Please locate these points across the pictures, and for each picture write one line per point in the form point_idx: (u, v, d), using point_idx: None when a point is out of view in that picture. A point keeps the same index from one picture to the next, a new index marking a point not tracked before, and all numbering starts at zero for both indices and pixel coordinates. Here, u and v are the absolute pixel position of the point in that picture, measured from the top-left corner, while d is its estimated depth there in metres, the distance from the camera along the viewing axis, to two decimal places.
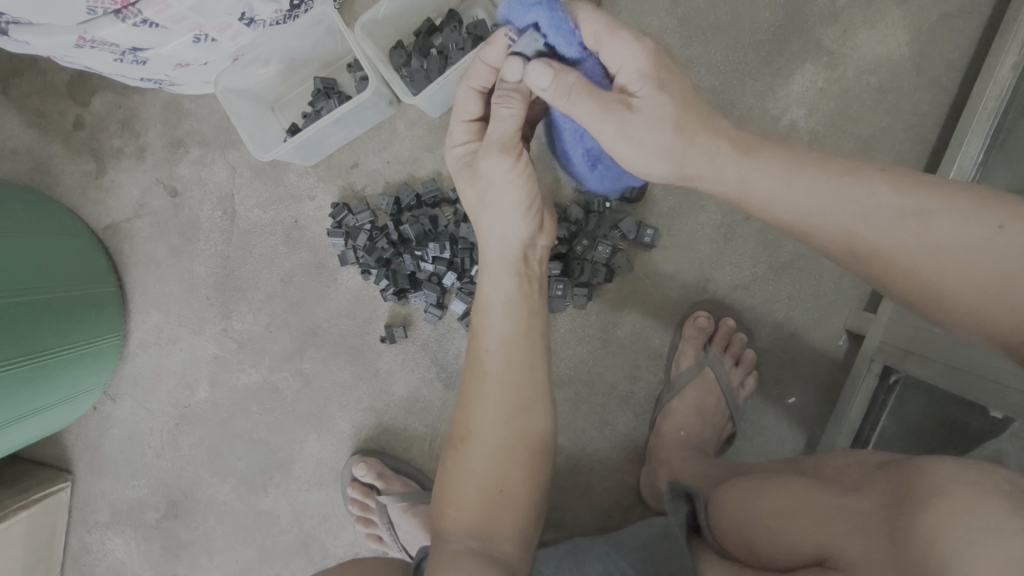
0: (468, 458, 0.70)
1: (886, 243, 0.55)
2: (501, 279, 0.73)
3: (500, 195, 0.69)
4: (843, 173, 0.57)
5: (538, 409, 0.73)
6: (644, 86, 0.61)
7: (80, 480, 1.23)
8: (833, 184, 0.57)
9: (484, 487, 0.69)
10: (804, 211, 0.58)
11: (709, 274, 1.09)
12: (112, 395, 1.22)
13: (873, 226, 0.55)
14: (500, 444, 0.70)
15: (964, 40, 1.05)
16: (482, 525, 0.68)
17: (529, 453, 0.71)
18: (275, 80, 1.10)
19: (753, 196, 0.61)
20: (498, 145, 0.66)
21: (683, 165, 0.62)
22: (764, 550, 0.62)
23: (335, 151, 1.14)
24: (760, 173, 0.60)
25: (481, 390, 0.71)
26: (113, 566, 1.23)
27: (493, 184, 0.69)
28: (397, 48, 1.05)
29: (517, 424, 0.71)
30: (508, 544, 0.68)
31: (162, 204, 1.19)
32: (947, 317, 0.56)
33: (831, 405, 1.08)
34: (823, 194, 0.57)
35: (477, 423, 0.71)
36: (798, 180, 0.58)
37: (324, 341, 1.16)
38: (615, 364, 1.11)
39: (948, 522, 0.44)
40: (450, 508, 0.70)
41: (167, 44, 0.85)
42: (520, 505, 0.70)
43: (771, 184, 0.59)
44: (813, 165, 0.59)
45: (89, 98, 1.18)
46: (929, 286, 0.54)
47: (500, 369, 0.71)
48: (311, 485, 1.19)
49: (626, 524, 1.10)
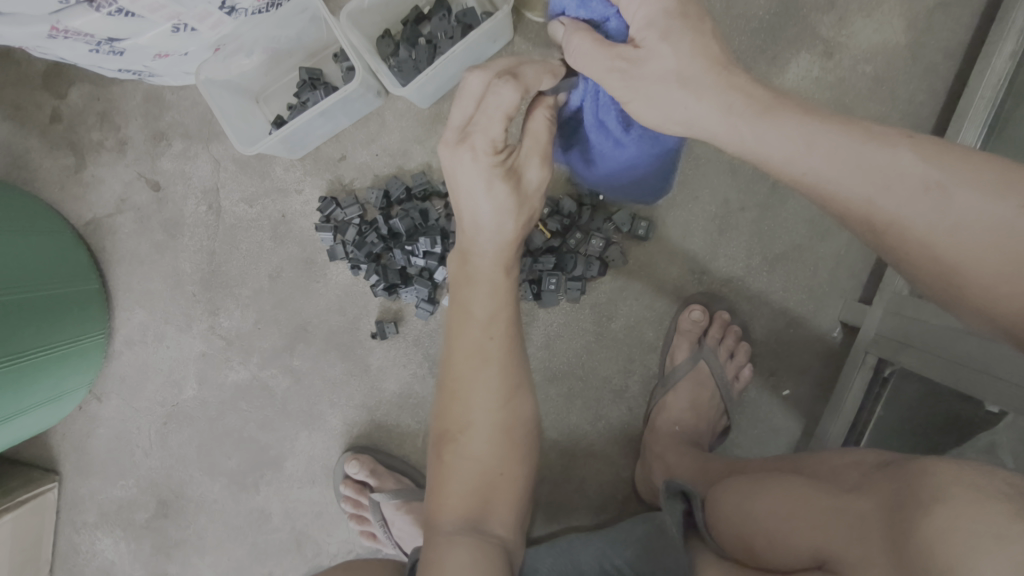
0: (467, 444, 0.69)
1: (905, 214, 0.51)
2: (496, 271, 0.71)
3: (532, 203, 0.71)
4: (867, 137, 0.54)
5: (527, 390, 0.73)
6: (648, 35, 0.62)
7: (68, 480, 1.21)
8: (857, 146, 0.54)
9: (483, 471, 0.69)
10: (823, 172, 0.55)
11: (703, 266, 1.08)
12: (98, 394, 1.19)
13: (894, 195, 0.52)
14: (498, 426, 0.70)
15: (960, 28, 1.04)
16: (478, 510, 0.67)
17: (523, 432, 0.71)
18: (259, 71, 1.07)
19: (769, 156, 0.58)
20: (540, 157, 0.71)
21: (701, 114, 0.61)
22: (763, 553, 0.61)
23: (322, 143, 1.12)
24: (778, 134, 0.57)
25: (478, 373, 0.70)
26: (103, 566, 1.22)
27: (532, 192, 0.71)
28: (383, 37, 1.02)
29: (515, 404, 0.71)
30: (503, 526, 0.68)
31: (144, 198, 1.16)
32: (957, 304, 0.52)
33: (824, 397, 1.07)
34: (846, 154, 0.54)
35: (475, 408, 0.69)
36: (818, 144, 0.55)
37: (314, 337, 1.15)
38: (609, 358, 1.10)
39: (950, 526, 0.43)
40: (446, 498, 0.68)
41: (145, 34, 0.81)
42: (515, 486, 0.70)
43: (789, 149, 0.56)
44: (835, 128, 0.55)
45: (65, 89, 1.15)
46: (943, 264, 0.51)
47: (497, 351, 0.71)
48: (303, 482, 1.17)
49: (621, 517, 1.10)
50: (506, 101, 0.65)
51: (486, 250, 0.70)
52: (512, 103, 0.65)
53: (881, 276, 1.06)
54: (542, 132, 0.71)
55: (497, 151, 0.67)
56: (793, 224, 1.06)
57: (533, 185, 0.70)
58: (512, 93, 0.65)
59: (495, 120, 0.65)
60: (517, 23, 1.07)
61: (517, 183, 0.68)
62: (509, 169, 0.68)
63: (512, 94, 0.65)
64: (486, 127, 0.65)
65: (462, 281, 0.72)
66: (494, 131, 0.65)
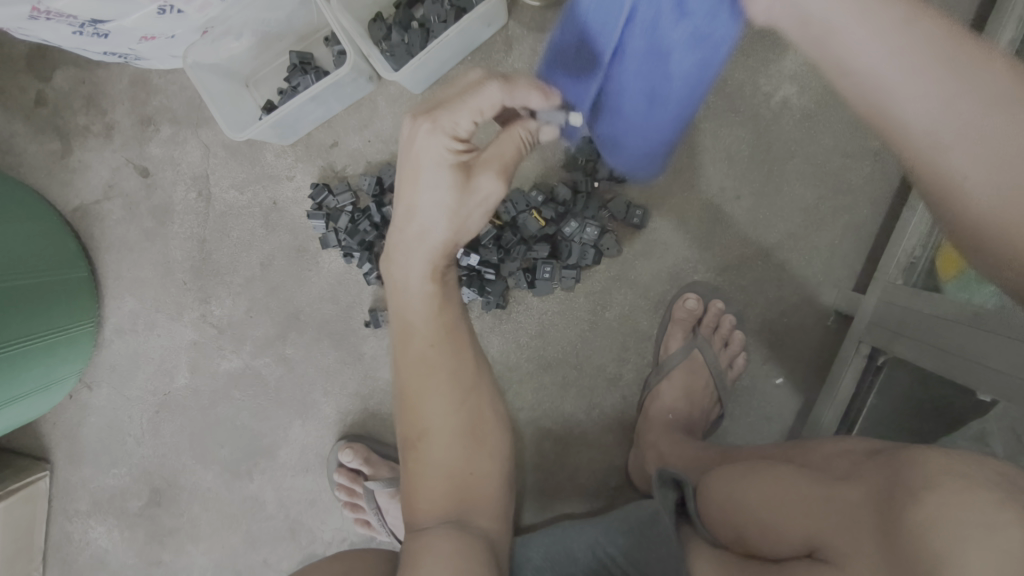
0: (427, 450, 0.69)
1: (981, 121, 0.47)
2: (423, 278, 0.71)
3: (471, 213, 0.67)
4: (964, 54, 0.49)
5: (481, 391, 0.73)
6: None
7: (59, 469, 1.20)
8: (950, 56, 0.49)
9: (452, 473, 0.69)
10: (887, 77, 0.50)
11: (698, 255, 1.08)
12: (88, 382, 1.19)
13: (969, 103, 0.47)
14: (454, 431, 0.70)
15: (958, 15, 1.03)
16: (453, 509, 0.67)
17: (482, 430, 0.72)
18: (249, 54, 1.05)
19: (846, 35, 0.51)
20: (500, 172, 0.65)
21: None
22: (751, 539, 0.62)
23: (314, 129, 1.10)
24: (871, 13, 0.50)
25: (426, 381, 0.70)
26: (95, 554, 1.21)
27: (475, 201, 0.66)
28: (376, 21, 1.01)
29: (469, 406, 0.72)
30: (485, 519, 0.69)
31: (133, 184, 1.14)
32: (997, 244, 0.48)
33: (817, 386, 1.08)
34: (936, 50, 0.49)
35: (430, 416, 0.69)
36: (914, 26, 0.50)
37: (306, 325, 1.14)
38: (603, 347, 1.10)
39: (940, 515, 0.43)
40: (419, 502, 0.68)
41: (130, 16, 0.79)
42: (485, 486, 0.70)
43: (879, 24, 0.50)
44: (932, 19, 0.50)
45: (50, 73, 1.12)
46: (1001, 188, 0.46)
47: (440, 358, 0.71)
48: (297, 471, 1.17)
49: (614, 504, 1.11)
50: (488, 97, 0.61)
51: (416, 230, 0.68)
52: (492, 105, 0.61)
53: (876, 264, 1.06)
54: (518, 152, 0.66)
55: (459, 140, 0.64)
56: (788, 213, 1.06)
57: (478, 194, 0.66)
58: (495, 95, 0.61)
59: (465, 113, 0.61)
60: (511, 6, 1.05)
61: (462, 182, 0.64)
62: (461, 166, 0.64)
63: (491, 91, 0.61)
64: (456, 112, 0.61)
65: (396, 289, 0.73)
66: (460, 118, 0.61)
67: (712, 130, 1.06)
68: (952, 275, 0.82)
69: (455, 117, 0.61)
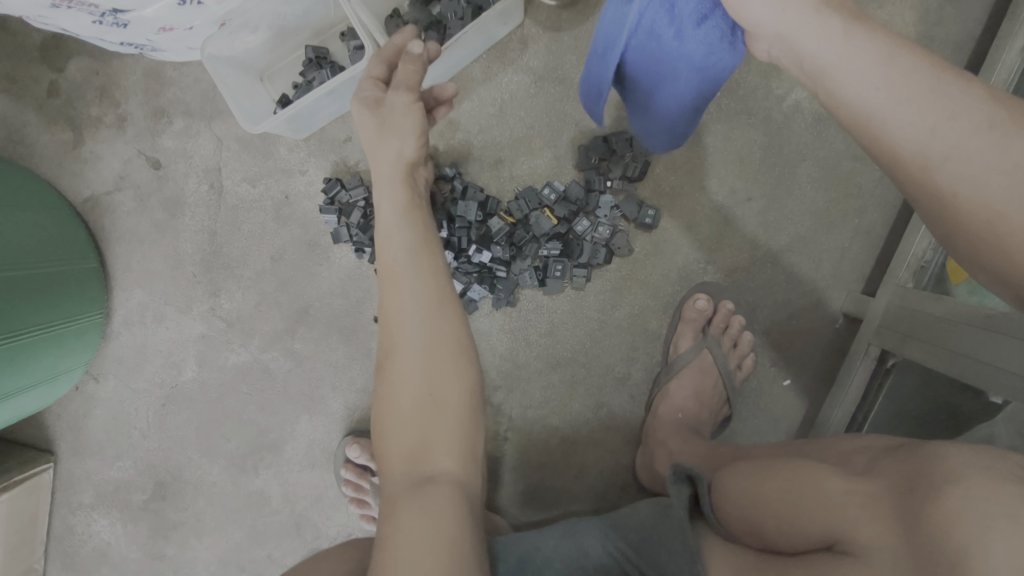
0: (395, 367, 0.69)
1: (966, 146, 0.49)
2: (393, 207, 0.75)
3: (403, 127, 0.74)
4: (948, 75, 0.52)
5: (451, 312, 0.72)
6: None
7: (63, 461, 1.20)
8: (932, 77, 0.52)
9: (416, 397, 0.67)
10: (876, 100, 0.53)
11: (709, 256, 1.08)
12: (95, 373, 1.18)
13: (956, 127, 0.49)
14: (421, 348, 0.69)
15: (970, 23, 1.04)
16: (416, 439, 0.66)
17: (449, 354, 0.69)
18: (265, 48, 1.05)
19: (837, 70, 0.56)
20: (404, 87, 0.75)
21: (791, 24, 0.57)
22: (769, 532, 0.62)
23: (327, 124, 1.10)
24: (864, 46, 0.54)
25: (397, 297, 0.71)
26: (98, 547, 1.21)
27: (398, 116, 0.74)
28: (393, 18, 1.02)
29: (435, 324, 0.70)
30: (448, 458, 0.65)
31: (144, 176, 1.14)
32: (993, 258, 0.49)
33: (825, 387, 1.08)
34: (921, 76, 0.52)
35: (400, 332, 0.70)
36: (900, 60, 0.53)
37: (316, 320, 1.14)
38: (613, 346, 1.10)
39: (965, 508, 0.44)
40: (387, 434, 0.68)
41: (150, 7, 0.80)
42: (447, 407, 0.67)
43: (868, 64, 0.54)
44: (919, 53, 0.54)
45: (64, 63, 1.12)
46: (990, 208, 0.48)
47: (404, 273, 0.72)
48: (304, 466, 1.17)
49: (620, 504, 1.11)
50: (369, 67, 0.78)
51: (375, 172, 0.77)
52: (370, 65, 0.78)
53: (885, 269, 1.07)
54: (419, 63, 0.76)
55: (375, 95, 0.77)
56: (798, 215, 1.07)
57: (397, 110, 0.74)
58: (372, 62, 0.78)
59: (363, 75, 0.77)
60: (527, 6, 1.06)
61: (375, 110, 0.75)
62: (370, 103, 0.75)
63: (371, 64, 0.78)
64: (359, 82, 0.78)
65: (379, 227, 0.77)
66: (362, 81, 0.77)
67: (724, 133, 1.06)
68: (961, 279, 0.85)
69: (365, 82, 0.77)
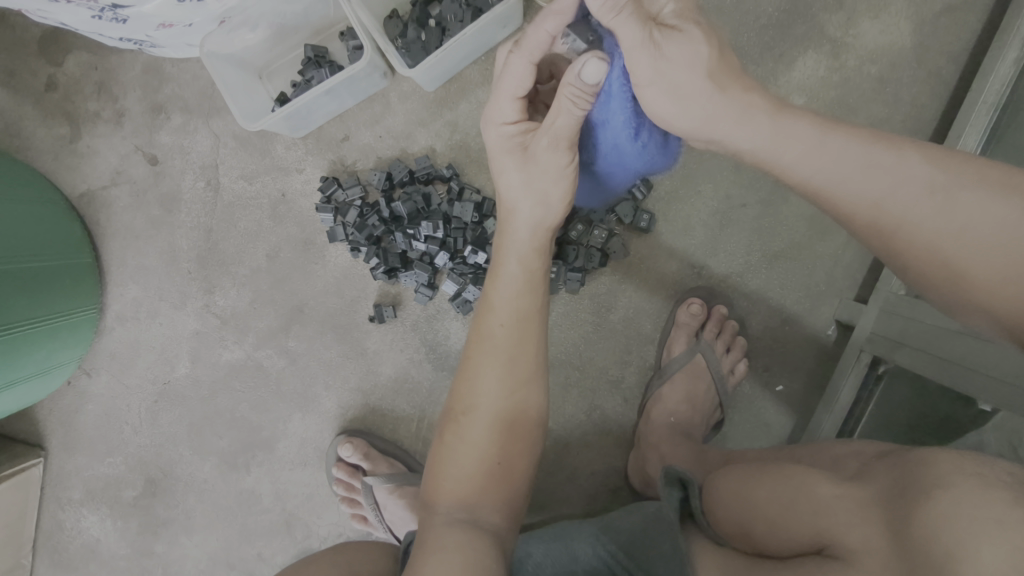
0: (468, 428, 0.67)
1: (912, 215, 0.51)
2: (531, 258, 0.71)
3: (545, 186, 0.68)
4: (875, 140, 0.54)
5: (535, 383, 0.70)
6: (681, 23, 0.59)
7: (53, 456, 1.19)
8: (865, 149, 0.54)
9: (482, 457, 0.66)
10: (830, 174, 0.55)
11: (703, 261, 1.09)
12: (87, 369, 1.18)
13: (901, 195, 0.51)
14: (501, 415, 0.68)
15: (964, 34, 1.05)
16: (471, 494, 0.65)
17: (524, 426, 0.68)
18: (264, 46, 1.05)
19: (781, 158, 0.58)
20: (554, 140, 0.65)
21: (714, 114, 0.60)
22: (762, 537, 0.62)
23: (325, 123, 1.10)
24: (794, 134, 0.57)
25: (484, 358, 0.69)
26: (86, 543, 1.20)
27: (542, 173, 0.67)
28: (392, 19, 1.03)
29: (519, 396, 0.69)
30: (495, 513, 0.65)
31: (141, 171, 1.14)
32: (964, 307, 0.50)
33: (817, 393, 1.09)
34: (856, 147, 0.54)
35: (480, 394, 0.68)
36: (831, 142, 0.55)
37: (310, 319, 1.14)
38: (606, 349, 1.10)
39: (952, 513, 0.44)
40: (444, 480, 0.66)
41: (149, 3, 0.79)
42: (514, 476, 0.67)
43: (804, 150, 0.56)
44: (844, 130, 0.56)
45: (62, 57, 1.12)
46: (948, 264, 0.49)
47: (507, 341, 0.69)
48: (295, 464, 1.17)
49: (612, 507, 1.11)
50: (516, 69, 0.63)
51: (508, 216, 0.71)
52: (521, 74, 0.63)
53: (877, 275, 1.07)
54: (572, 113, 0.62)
55: (511, 123, 0.68)
56: (793, 221, 1.07)
57: (543, 166, 0.67)
58: (518, 61, 0.62)
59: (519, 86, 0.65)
60: (526, 8, 1.07)
61: (524, 160, 0.68)
62: (520, 147, 0.68)
63: (520, 63, 0.62)
64: (497, 103, 0.67)
65: (491, 272, 0.72)
66: (502, 104, 0.67)
67: None
68: None
69: (509, 101, 0.66)
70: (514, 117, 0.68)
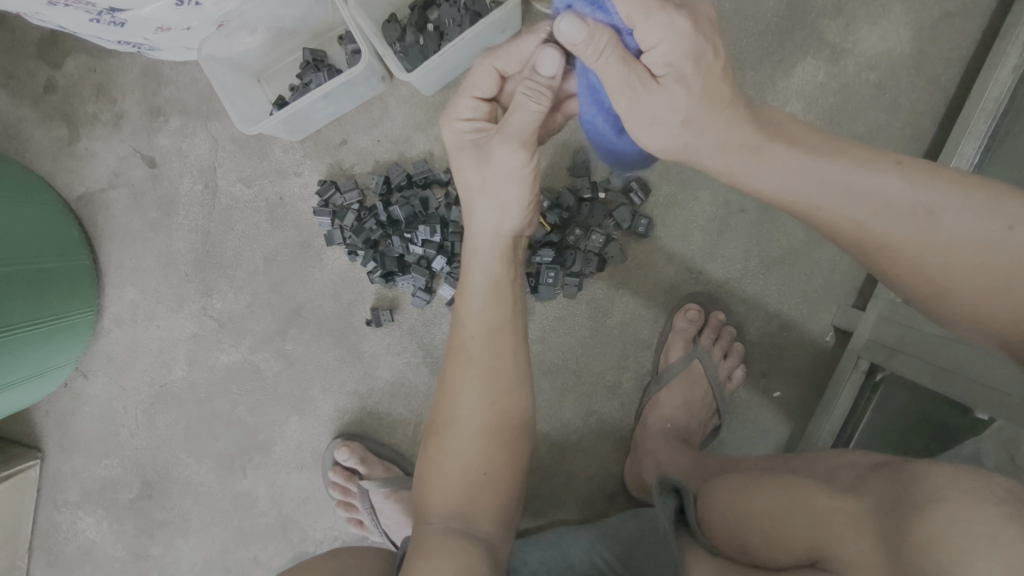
0: (451, 440, 0.67)
1: (895, 237, 0.52)
2: (499, 264, 0.71)
3: (504, 189, 0.67)
4: (856, 165, 0.53)
5: (517, 395, 0.69)
6: (667, 72, 0.57)
7: (50, 458, 1.19)
8: (845, 174, 0.53)
9: (469, 470, 0.66)
10: (810, 199, 0.55)
11: (701, 266, 1.09)
12: (84, 371, 1.18)
13: (883, 219, 0.52)
14: (483, 427, 0.67)
15: (963, 40, 1.05)
16: (461, 505, 0.65)
17: (507, 437, 0.68)
18: (262, 50, 1.05)
19: (759, 184, 0.58)
20: (513, 139, 0.64)
21: (696, 148, 0.60)
22: (754, 545, 0.62)
23: (323, 127, 1.10)
24: (772, 163, 0.56)
25: (464, 370, 0.69)
26: (83, 546, 1.20)
27: (499, 175, 0.66)
28: (390, 22, 1.02)
29: (498, 408, 0.68)
30: (487, 523, 0.65)
31: (139, 173, 1.14)
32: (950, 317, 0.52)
33: (814, 399, 1.08)
34: (835, 172, 0.54)
35: (461, 407, 0.68)
36: (807, 173, 0.55)
37: (307, 322, 1.13)
38: (603, 354, 1.10)
39: (945, 527, 0.44)
40: (432, 492, 0.66)
41: (147, 6, 0.79)
42: (502, 485, 0.67)
43: (780, 173, 0.56)
44: (825, 155, 0.55)
45: (61, 59, 1.13)
46: (932, 281, 0.51)
47: (484, 352, 0.69)
48: (292, 468, 1.16)
49: (608, 512, 1.11)
50: (483, 74, 0.68)
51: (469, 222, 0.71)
52: (482, 76, 0.68)
53: (876, 282, 1.07)
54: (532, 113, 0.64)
55: (471, 123, 0.70)
56: (791, 227, 1.07)
57: (500, 165, 0.65)
58: (485, 65, 0.68)
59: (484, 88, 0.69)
60: (525, 12, 1.07)
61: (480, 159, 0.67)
62: (476, 145, 0.68)
63: (485, 68, 0.68)
64: (459, 103, 0.70)
65: (462, 282, 0.72)
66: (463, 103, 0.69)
67: None
68: None
69: (469, 101, 0.69)
70: (473, 118, 0.70)
